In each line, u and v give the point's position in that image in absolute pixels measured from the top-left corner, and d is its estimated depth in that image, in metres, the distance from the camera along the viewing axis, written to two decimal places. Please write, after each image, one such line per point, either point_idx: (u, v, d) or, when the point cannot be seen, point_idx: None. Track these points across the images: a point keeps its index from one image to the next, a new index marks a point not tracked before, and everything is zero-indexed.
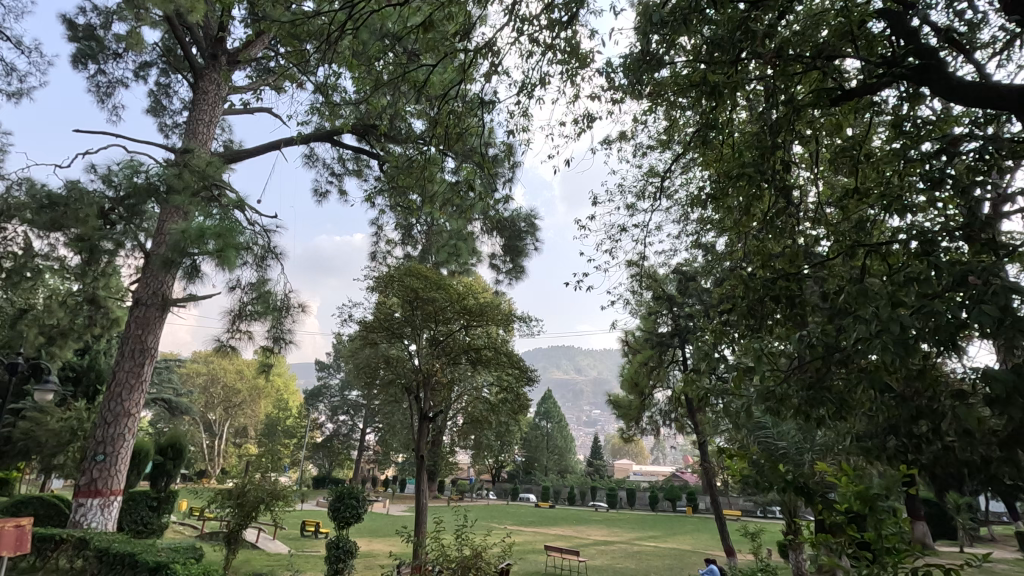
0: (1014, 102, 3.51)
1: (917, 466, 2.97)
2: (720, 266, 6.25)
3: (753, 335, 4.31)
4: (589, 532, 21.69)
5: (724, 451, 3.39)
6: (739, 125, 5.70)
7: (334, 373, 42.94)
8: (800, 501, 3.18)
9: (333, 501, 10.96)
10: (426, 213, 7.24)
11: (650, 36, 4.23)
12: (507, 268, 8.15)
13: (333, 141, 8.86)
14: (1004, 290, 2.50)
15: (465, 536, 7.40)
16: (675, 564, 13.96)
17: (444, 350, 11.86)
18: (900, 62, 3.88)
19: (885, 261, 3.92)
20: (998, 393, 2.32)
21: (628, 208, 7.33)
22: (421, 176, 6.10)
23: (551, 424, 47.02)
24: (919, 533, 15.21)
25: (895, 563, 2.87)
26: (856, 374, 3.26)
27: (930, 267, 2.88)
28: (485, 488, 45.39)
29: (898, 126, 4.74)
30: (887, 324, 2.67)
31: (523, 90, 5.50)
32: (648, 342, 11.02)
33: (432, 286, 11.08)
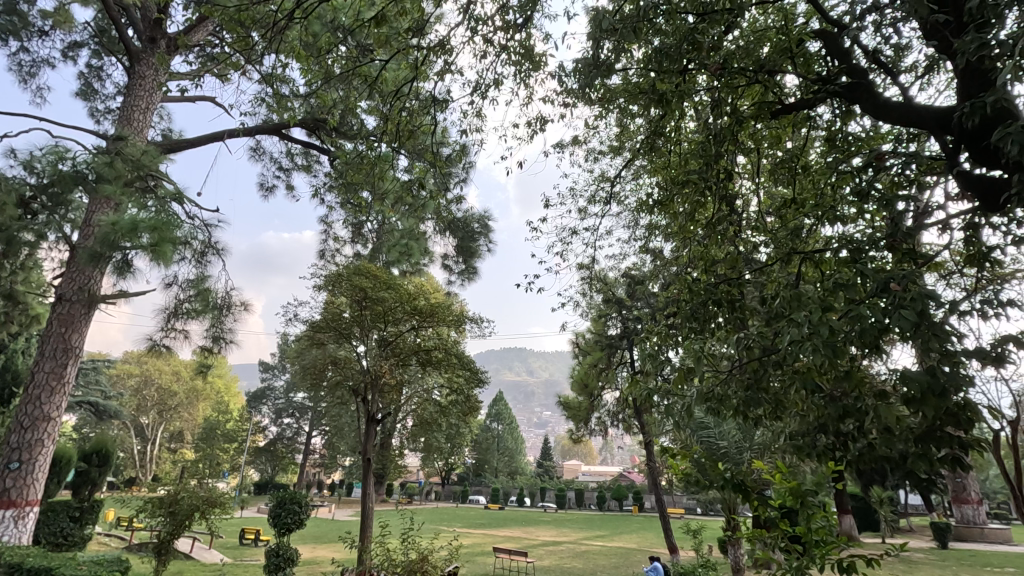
0: (934, 122, 3.78)
1: (843, 463, 3.15)
2: (667, 270, 6.44)
3: (696, 337, 4.45)
4: (538, 533, 21.82)
5: (667, 451, 3.51)
6: (687, 134, 5.89)
7: (278, 374, 41.54)
8: (739, 498, 3.32)
9: (274, 508, 10.53)
10: (377, 211, 7.09)
11: (601, 42, 4.30)
12: (459, 269, 8.10)
13: (281, 134, 8.55)
14: (921, 296, 2.69)
15: (411, 540, 7.27)
16: (621, 563, 14.21)
17: (393, 351, 11.63)
18: (834, 80, 4.12)
19: (818, 268, 4.16)
20: (913, 392, 2.49)
21: (580, 212, 7.41)
22: (372, 173, 5.95)
23: (502, 425, 46.98)
24: (847, 525, 16.07)
25: (824, 555, 3.06)
26: (790, 375, 3.43)
27: (856, 274, 3.07)
28: (435, 490, 44.87)
29: (832, 140, 5.02)
30: (818, 328, 2.83)
31: (478, 91, 5.51)
32: (598, 344, 11.20)
33: (381, 286, 10.87)
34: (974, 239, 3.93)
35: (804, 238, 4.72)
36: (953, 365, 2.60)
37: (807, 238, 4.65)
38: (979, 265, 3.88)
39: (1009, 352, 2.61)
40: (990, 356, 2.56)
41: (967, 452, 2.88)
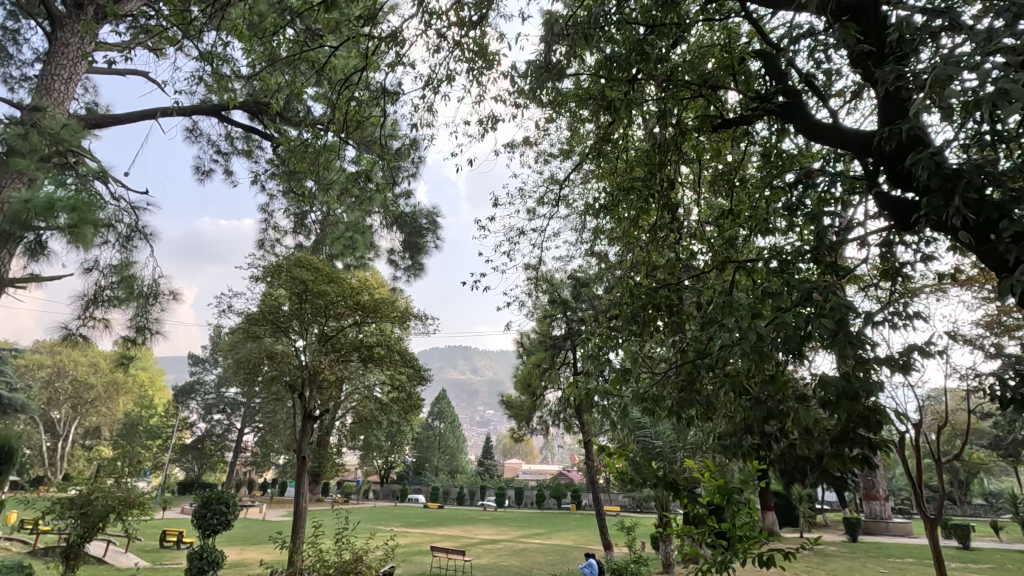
0: (857, 145, 4.05)
1: (766, 462, 3.34)
2: (610, 274, 6.59)
3: (636, 340, 4.60)
4: (477, 532, 21.79)
5: (604, 449, 3.64)
6: (634, 142, 6.05)
7: (209, 368, 39.58)
8: (671, 495, 3.47)
9: (199, 508, 10.01)
10: (321, 202, 6.87)
11: (553, 46, 4.36)
12: (405, 265, 7.97)
13: (220, 116, 8.14)
14: (840, 306, 2.88)
15: (346, 539, 7.11)
16: (557, 560, 14.40)
17: (334, 347, 11.33)
18: (771, 100, 4.37)
19: (750, 276, 4.37)
20: (829, 396, 2.67)
21: (528, 212, 7.45)
22: (316, 163, 5.77)
23: (444, 424, 46.62)
24: (770, 521, 16.97)
25: (745, 549, 3.29)
26: (720, 378, 3.60)
27: (783, 284, 3.25)
28: (373, 489, 43.99)
29: (768, 156, 5.28)
30: (747, 334, 2.99)
31: (430, 85, 5.45)
32: (542, 344, 11.32)
33: (323, 279, 10.54)
34: (888, 255, 4.25)
35: (739, 248, 4.95)
36: (866, 371, 2.80)
37: (741, 248, 4.89)
38: (892, 279, 4.21)
39: (915, 360, 2.83)
40: (898, 364, 2.77)
41: (876, 453, 3.11)
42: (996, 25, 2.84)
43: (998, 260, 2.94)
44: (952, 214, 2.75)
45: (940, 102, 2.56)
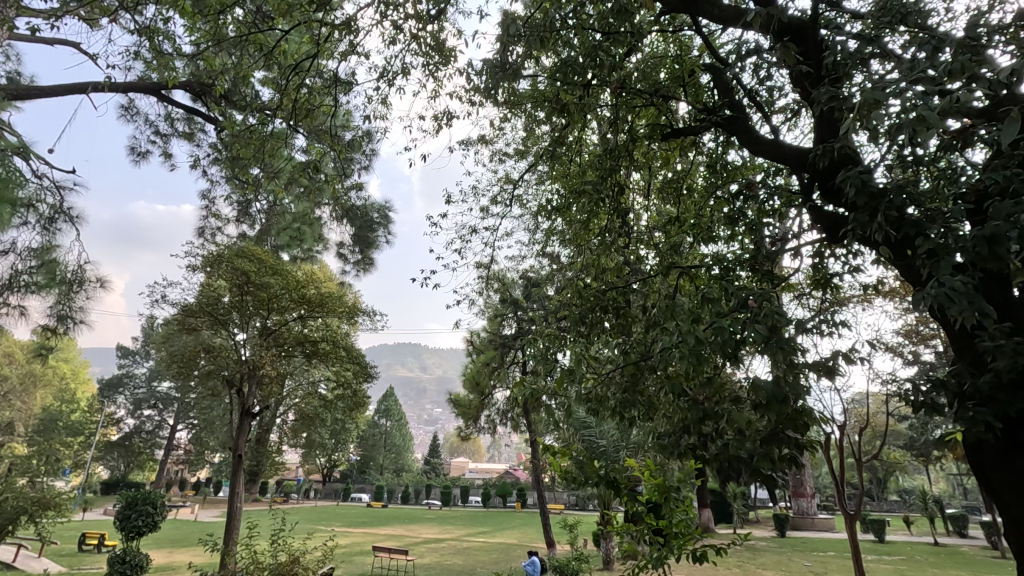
0: (794, 160, 4.26)
1: (702, 462, 3.47)
2: (561, 275, 6.67)
3: (583, 341, 4.68)
4: (421, 531, 21.59)
5: (549, 448, 3.70)
6: (587, 146, 6.14)
7: (140, 361, 37.39)
8: (611, 493, 3.56)
9: (123, 509, 9.43)
10: (266, 191, 6.61)
11: (510, 46, 4.37)
12: (355, 259, 7.78)
13: (159, 95, 7.69)
14: (773, 313, 3.03)
15: (282, 540, 6.89)
16: (501, 559, 14.45)
17: (277, 341, 10.97)
18: (718, 113, 4.55)
19: (693, 282, 4.54)
20: (760, 398, 2.80)
21: (482, 211, 7.43)
22: (262, 150, 5.56)
23: (390, 422, 45.83)
24: (706, 518, 17.63)
25: (680, 544, 3.40)
26: (662, 380, 3.72)
27: (722, 290, 3.39)
28: (315, 489, 42.77)
29: (713, 166, 5.48)
30: (686, 337, 3.11)
31: (384, 77, 5.36)
32: (492, 343, 11.32)
33: (267, 271, 10.14)
34: (820, 266, 4.49)
35: (684, 254, 5.11)
36: (796, 375, 2.95)
37: (687, 254, 5.05)
38: (823, 288, 4.45)
39: (839, 366, 3.01)
40: (824, 369, 2.94)
41: (803, 453, 3.27)
42: (918, 56, 3.07)
43: (914, 274, 3.17)
44: (875, 229, 2.94)
45: (867, 125, 2.73)
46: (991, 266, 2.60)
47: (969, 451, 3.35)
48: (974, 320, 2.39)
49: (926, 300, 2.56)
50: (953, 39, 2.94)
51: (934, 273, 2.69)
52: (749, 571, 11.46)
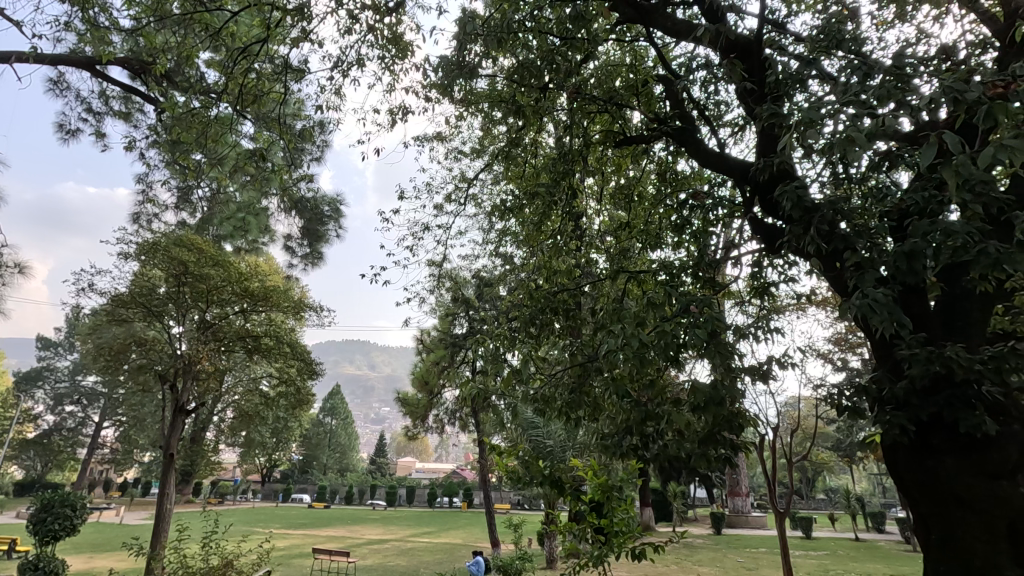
0: (737, 172, 4.44)
1: (644, 461, 3.58)
2: (513, 275, 6.70)
3: (533, 342, 4.73)
4: (364, 532, 21.17)
5: (495, 448, 3.73)
6: (543, 149, 6.20)
7: (63, 354, 34.96)
8: (555, 493, 3.62)
9: (37, 512, 8.77)
10: (209, 177, 6.31)
11: (467, 45, 4.36)
12: (303, 253, 7.54)
13: (93, 70, 7.20)
14: (712, 318, 3.16)
15: (215, 544, 6.58)
16: (445, 559, 14.34)
17: (215, 335, 10.49)
18: (668, 123, 4.71)
19: (640, 287, 4.66)
20: (698, 399, 2.91)
21: (436, 209, 7.35)
22: (205, 135, 5.30)
23: (336, 420, 44.71)
24: (647, 517, 18.11)
25: (620, 543, 3.49)
26: (607, 382, 3.80)
27: (666, 295, 3.50)
28: (253, 489, 41.18)
29: (663, 175, 5.66)
30: (630, 340, 3.20)
31: (339, 67, 5.23)
32: (442, 342, 11.22)
33: (206, 262, 9.55)
34: (758, 275, 4.70)
35: (633, 259, 5.24)
36: (732, 379, 3.08)
37: (635, 259, 5.18)
38: (761, 296, 4.66)
39: (773, 370, 3.16)
40: (757, 374, 3.08)
41: (738, 453, 3.42)
42: (851, 80, 3.26)
43: (842, 286, 3.37)
44: (807, 242, 3.11)
45: (802, 143, 2.88)
46: (908, 280, 2.80)
47: (886, 452, 3.60)
48: (893, 330, 2.56)
49: (851, 310, 2.72)
50: (881, 66, 3.14)
51: (859, 285, 2.87)
52: (686, 567, 11.85)
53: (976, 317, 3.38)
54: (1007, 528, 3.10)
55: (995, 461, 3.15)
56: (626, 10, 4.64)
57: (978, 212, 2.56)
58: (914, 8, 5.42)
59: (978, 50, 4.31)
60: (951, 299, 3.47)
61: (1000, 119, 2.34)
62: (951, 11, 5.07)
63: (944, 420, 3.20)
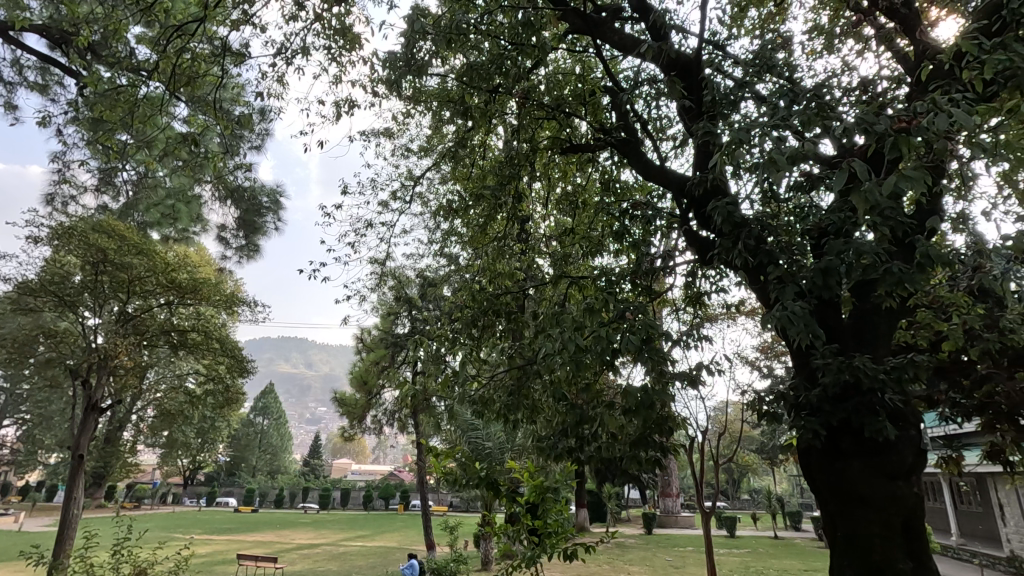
0: (675, 185, 4.62)
1: (578, 462, 3.66)
2: (457, 276, 6.67)
3: (474, 344, 4.73)
4: (294, 537, 20.43)
5: (432, 449, 3.71)
6: (491, 151, 6.23)
7: None
8: (491, 495, 3.63)
9: None
10: (135, 160, 5.92)
11: (417, 41, 4.31)
12: (238, 244, 7.21)
13: (5, 37, 6.60)
14: (646, 325, 3.27)
15: (127, 551, 6.14)
16: (378, 563, 14.03)
17: (136, 329, 9.83)
18: (613, 134, 4.86)
19: (581, 292, 4.77)
20: (630, 404, 3.00)
21: (381, 206, 7.22)
22: (131, 114, 4.97)
23: (268, 421, 42.91)
24: (583, 518, 18.46)
25: (553, 543, 3.55)
26: (546, 384, 3.86)
27: (605, 301, 3.59)
28: (174, 493, 38.84)
29: (607, 184, 5.82)
30: (568, 344, 3.27)
31: (282, 54, 5.05)
32: (383, 342, 11.01)
33: (129, 250, 8.83)
34: (692, 285, 4.90)
35: (576, 265, 5.33)
36: (665, 384, 3.19)
37: (578, 264, 5.28)
38: (695, 305, 4.87)
39: (701, 376, 3.31)
40: (687, 379, 3.22)
41: (668, 455, 3.55)
42: (780, 105, 3.47)
43: (766, 297, 3.57)
44: (736, 255, 3.28)
45: (733, 161, 3.04)
46: (823, 294, 3.01)
47: (801, 454, 3.84)
48: (808, 341, 2.75)
49: (771, 321, 2.90)
50: (806, 93, 3.37)
51: (781, 298, 3.05)
52: (617, 567, 12.14)
53: (883, 330, 3.66)
54: (902, 524, 3.38)
55: (894, 463, 3.43)
56: (575, 21, 4.73)
57: (885, 234, 2.78)
58: (839, 42, 5.85)
59: (893, 85, 4.70)
60: (861, 312, 3.76)
61: (904, 151, 2.56)
62: (871, 46, 5.50)
63: (851, 424, 3.45)
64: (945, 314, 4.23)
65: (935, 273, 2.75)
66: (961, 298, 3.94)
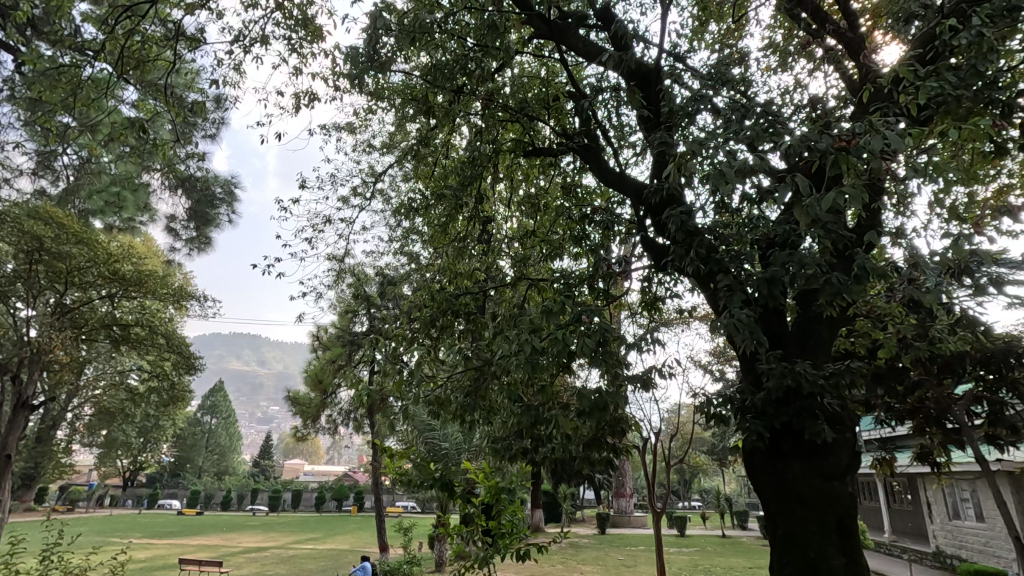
0: (634, 191, 4.72)
1: (533, 463, 3.69)
2: (417, 276, 6.61)
3: (433, 344, 4.71)
4: (242, 539, 19.77)
5: (386, 450, 3.66)
6: (454, 151, 6.20)
7: None
8: (445, 496, 3.62)
9: None
10: (77, 144, 5.62)
11: (381, 37, 4.26)
12: (188, 236, 7.01)
13: None
14: (602, 329, 3.33)
15: (57, 556, 5.79)
16: (329, 566, 13.71)
17: (73, 322, 9.31)
18: (575, 139, 4.93)
19: (541, 294, 4.80)
20: (584, 406, 3.05)
21: (341, 202, 7.09)
22: (73, 97, 4.71)
23: (216, 420, 41.32)
24: (538, 518, 18.60)
25: (506, 544, 3.55)
26: (502, 386, 3.88)
27: (562, 304, 3.64)
28: (111, 495, 36.91)
29: (569, 188, 5.89)
30: (525, 346, 3.30)
31: (240, 42, 4.89)
32: (340, 340, 10.81)
33: (67, 239, 8.26)
34: (648, 290, 5.02)
35: (536, 267, 5.37)
36: (618, 387, 3.25)
37: (538, 267, 5.32)
38: (650, 310, 4.99)
39: (653, 379, 3.40)
40: (640, 382, 3.29)
41: (620, 457, 3.62)
42: (734, 119, 3.60)
43: (716, 303, 3.70)
44: (689, 263, 3.39)
45: (687, 172, 3.14)
46: (769, 303, 3.13)
47: (746, 456, 3.98)
48: (753, 347, 2.87)
49: (720, 327, 3.00)
50: (757, 109, 3.51)
51: (729, 305, 3.16)
52: (570, 566, 12.27)
53: (824, 337, 3.84)
54: (837, 523, 3.55)
55: (831, 464, 3.61)
56: (540, 27, 4.77)
57: (826, 247, 2.94)
58: (792, 60, 6.10)
59: (839, 104, 4.94)
60: (804, 321, 3.93)
61: (844, 169, 2.71)
62: (822, 66, 5.76)
63: (793, 428, 3.60)
64: (881, 323, 4.47)
65: (870, 285, 2.91)
66: (896, 309, 4.17)
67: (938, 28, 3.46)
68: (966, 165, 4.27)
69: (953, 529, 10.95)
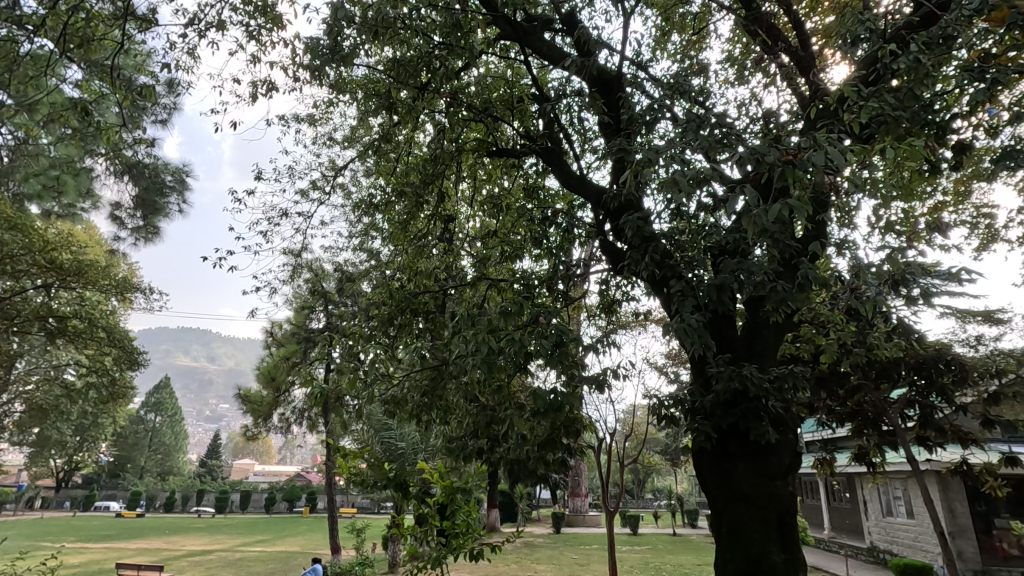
0: (593, 195, 4.79)
1: (487, 462, 3.69)
2: (377, 272, 6.52)
3: (390, 343, 4.66)
4: (186, 542, 19.00)
5: (340, 449, 3.60)
6: (417, 148, 6.16)
7: None
8: (398, 496, 3.59)
9: None
10: (12, 123, 5.28)
11: (343, 29, 4.18)
12: (134, 225, 6.67)
13: None
14: (559, 330, 3.36)
15: None
16: (277, 570, 13.30)
17: (4, 313, 8.73)
18: (538, 141, 4.96)
19: (500, 294, 4.82)
20: (539, 406, 3.08)
21: (299, 195, 6.91)
22: (9, 73, 4.42)
23: (161, 418, 39.56)
24: (494, 518, 18.60)
25: (460, 544, 3.54)
26: (459, 385, 3.87)
27: (521, 305, 3.66)
28: (43, 497, 34.79)
29: (531, 190, 5.93)
30: (482, 346, 3.30)
31: (195, 26, 4.71)
32: (295, 336, 10.55)
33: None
34: (606, 293, 5.11)
35: (497, 267, 5.37)
36: (574, 388, 3.29)
37: (499, 267, 5.33)
38: (607, 312, 5.07)
39: (607, 381, 3.46)
40: (595, 383, 3.35)
41: (575, 456, 3.66)
42: (691, 128, 3.70)
43: (669, 308, 3.80)
44: (644, 267, 3.47)
45: (644, 178, 3.21)
46: (719, 308, 3.23)
47: (695, 456, 4.10)
48: (701, 351, 2.96)
49: (672, 330, 3.08)
50: (712, 120, 3.62)
51: (682, 309, 3.24)
52: (524, 566, 12.34)
53: (770, 342, 4.00)
54: (778, 520, 3.70)
55: (773, 464, 3.76)
56: (506, 28, 4.79)
57: (773, 256, 3.06)
58: (749, 74, 6.33)
59: (790, 119, 5.15)
60: (751, 326, 4.08)
61: (790, 181, 2.83)
62: (775, 82, 6.00)
63: (739, 428, 3.73)
64: (823, 330, 4.69)
65: (813, 293, 3.03)
66: (837, 316, 4.38)
67: (880, 51, 3.66)
68: (903, 182, 4.54)
69: (886, 525, 11.56)
